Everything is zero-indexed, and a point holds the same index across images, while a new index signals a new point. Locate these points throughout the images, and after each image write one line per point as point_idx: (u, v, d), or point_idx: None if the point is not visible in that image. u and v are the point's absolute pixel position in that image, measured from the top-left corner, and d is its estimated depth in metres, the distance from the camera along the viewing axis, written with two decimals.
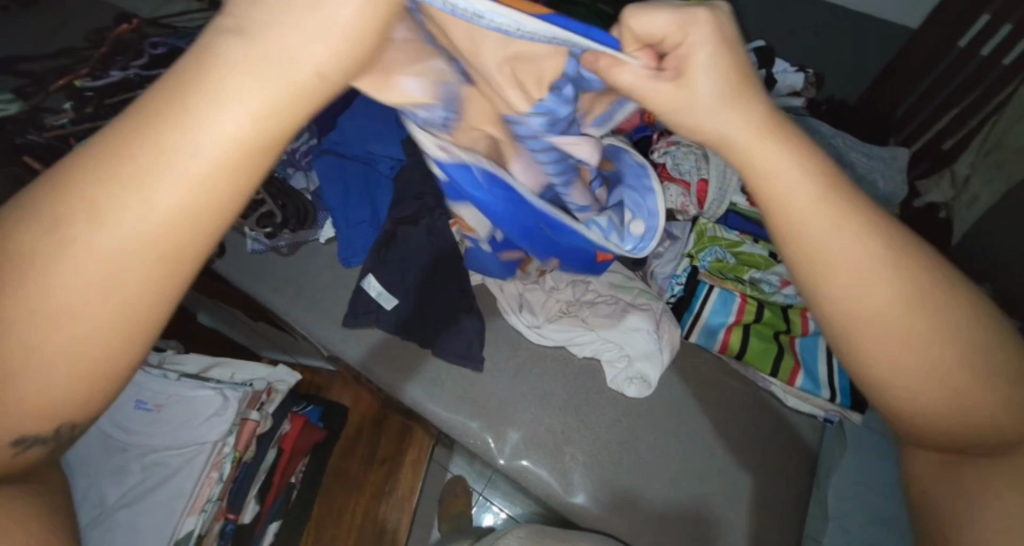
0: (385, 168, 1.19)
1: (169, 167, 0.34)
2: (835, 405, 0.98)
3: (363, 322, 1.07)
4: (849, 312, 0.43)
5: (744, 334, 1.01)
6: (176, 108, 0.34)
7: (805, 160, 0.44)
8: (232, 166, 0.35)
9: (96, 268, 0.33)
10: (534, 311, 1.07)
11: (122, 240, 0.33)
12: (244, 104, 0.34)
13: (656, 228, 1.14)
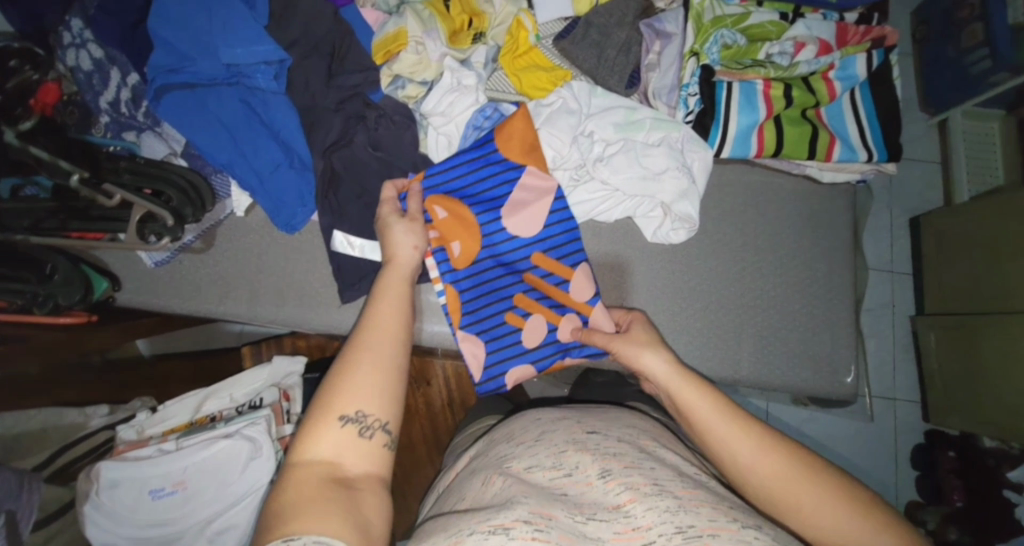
0: (266, 79, 0.82)
1: (354, 388, 0.57)
2: (872, 164, 0.92)
3: (358, 291, 0.86)
4: (755, 472, 0.56)
5: (775, 127, 0.89)
6: (320, 425, 0.55)
7: (754, 437, 0.57)
8: (391, 370, 0.59)
9: (363, 392, 0.57)
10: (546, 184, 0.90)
11: (374, 372, 0.58)
12: (370, 383, 0.57)
13: (640, 29, 0.94)
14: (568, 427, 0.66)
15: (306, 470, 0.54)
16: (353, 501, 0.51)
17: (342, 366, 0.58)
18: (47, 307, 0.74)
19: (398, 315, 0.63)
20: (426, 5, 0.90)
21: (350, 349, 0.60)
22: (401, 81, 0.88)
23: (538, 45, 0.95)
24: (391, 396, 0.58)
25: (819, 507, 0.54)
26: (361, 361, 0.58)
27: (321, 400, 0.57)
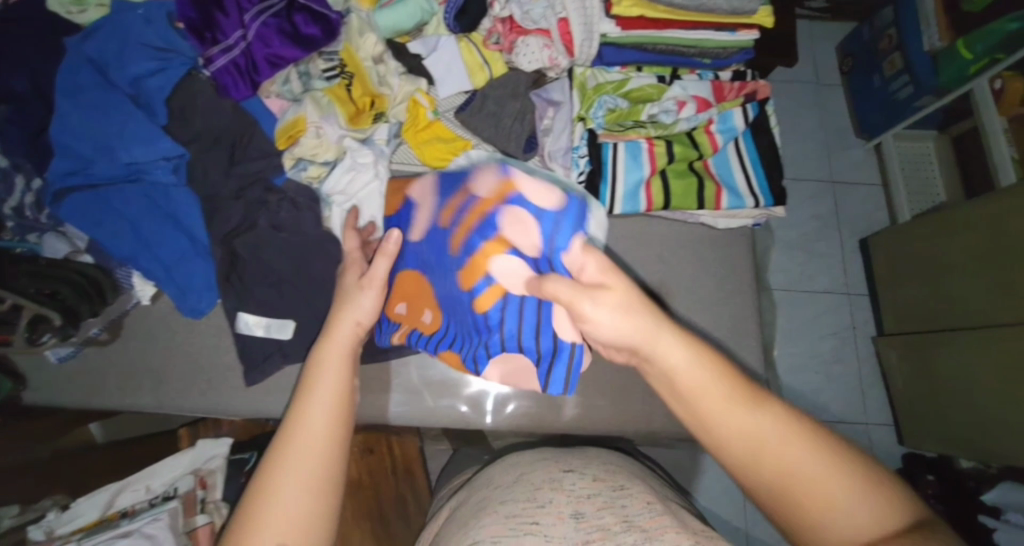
0: (165, 174, 0.85)
1: (277, 508, 0.55)
2: (760, 209, 0.95)
3: (263, 372, 0.86)
4: (773, 470, 0.50)
5: (662, 181, 0.93)
6: None
7: (771, 417, 0.51)
8: (314, 484, 0.57)
9: (290, 512, 0.56)
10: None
11: (299, 492, 0.57)
12: (293, 504, 0.56)
13: (532, 100, 1.00)
14: (546, 466, 0.73)
15: None
16: None
17: (268, 485, 0.57)
18: None
19: (332, 410, 0.62)
20: (326, 92, 0.95)
21: (276, 463, 0.58)
22: (303, 163, 0.92)
23: (437, 119, 1.01)
24: (319, 514, 0.57)
25: (813, 472, 0.49)
26: (285, 480, 0.57)
27: (246, 515, 0.56)
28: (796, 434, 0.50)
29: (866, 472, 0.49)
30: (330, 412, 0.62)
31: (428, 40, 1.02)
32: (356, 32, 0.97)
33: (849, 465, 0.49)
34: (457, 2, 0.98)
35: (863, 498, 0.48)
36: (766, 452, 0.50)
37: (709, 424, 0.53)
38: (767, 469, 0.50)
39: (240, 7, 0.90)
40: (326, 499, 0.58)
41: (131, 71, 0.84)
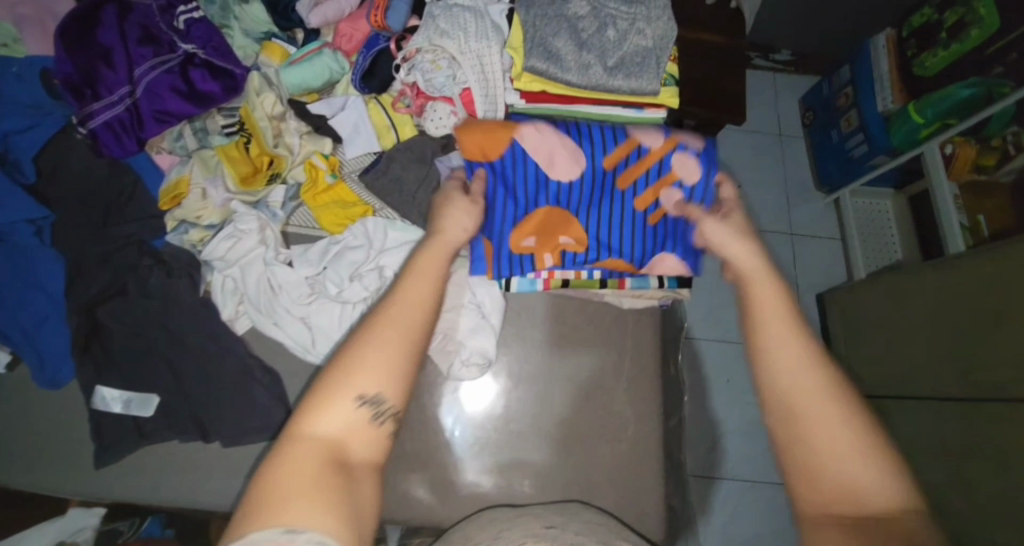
0: (25, 237, 0.81)
1: (320, 415, 0.56)
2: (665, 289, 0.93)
3: (118, 451, 0.81)
4: (822, 458, 0.49)
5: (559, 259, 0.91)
6: (275, 460, 0.53)
7: (838, 402, 0.51)
8: (398, 367, 0.59)
9: (332, 416, 0.56)
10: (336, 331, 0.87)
11: (383, 351, 0.59)
12: (342, 406, 0.57)
13: (436, 167, 0.97)
14: (526, 523, 0.73)
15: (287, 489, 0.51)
16: (342, 497, 0.52)
17: (359, 343, 0.59)
18: None
19: (430, 293, 0.65)
20: (217, 152, 0.91)
21: (342, 360, 0.58)
22: (186, 226, 0.88)
23: (339, 182, 0.97)
24: (366, 429, 0.57)
25: (830, 438, 0.50)
26: (374, 341, 0.59)
27: (334, 375, 0.58)
28: (863, 426, 0.50)
29: (888, 447, 0.50)
30: (385, 347, 0.59)
31: (334, 100, 0.99)
32: (255, 90, 0.93)
33: (880, 435, 0.50)
34: (363, 65, 0.97)
35: (886, 469, 0.49)
36: (820, 412, 0.51)
37: (766, 367, 0.54)
38: (800, 459, 0.50)
39: (131, 61, 0.89)
40: (371, 428, 0.57)
41: (1, 130, 0.82)
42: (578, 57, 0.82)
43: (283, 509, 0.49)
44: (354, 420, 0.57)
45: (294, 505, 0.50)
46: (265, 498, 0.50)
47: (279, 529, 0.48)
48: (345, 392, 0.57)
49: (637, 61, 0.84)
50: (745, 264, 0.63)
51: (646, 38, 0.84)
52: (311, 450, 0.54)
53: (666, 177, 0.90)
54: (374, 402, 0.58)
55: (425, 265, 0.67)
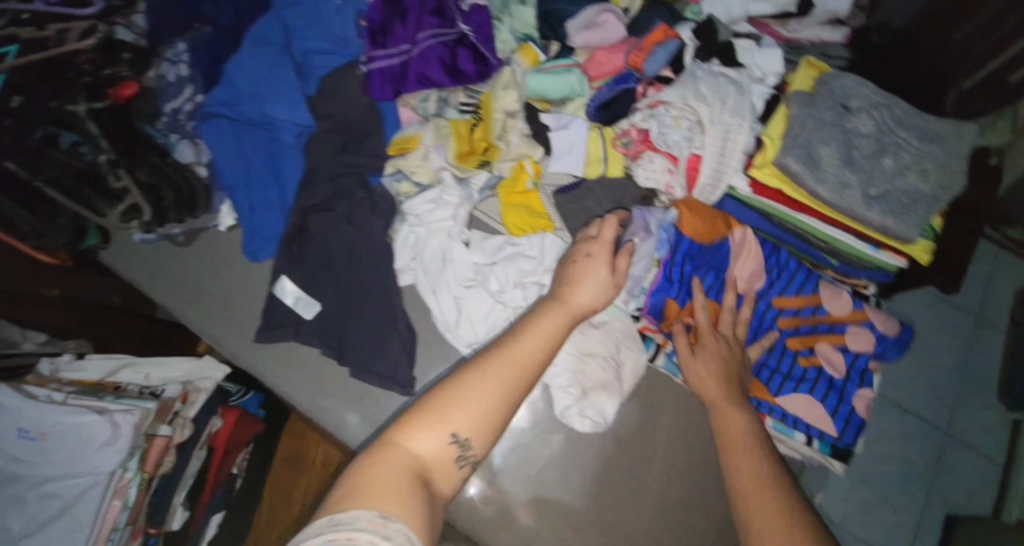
0: (289, 135, 0.95)
1: (422, 438, 0.66)
2: (813, 451, 0.81)
3: (271, 334, 0.92)
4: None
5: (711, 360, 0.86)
6: (379, 449, 0.64)
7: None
8: (495, 409, 0.68)
9: (440, 431, 0.66)
10: (480, 324, 0.91)
11: (496, 389, 0.69)
12: (426, 429, 0.66)
13: (634, 214, 0.96)
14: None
15: (387, 468, 0.62)
16: (423, 506, 0.60)
17: (450, 384, 0.69)
18: (37, 241, 0.90)
19: (535, 350, 0.73)
20: (450, 124, 1.00)
21: (440, 393, 0.69)
22: (401, 176, 0.98)
23: (536, 190, 1.01)
24: (445, 463, 0.66)
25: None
26: (465, 397, 0.68)
27: (427, 411, 0.67)
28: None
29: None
30: (493, 391, 0.69)
31: (562, 116, 1.02)
32: (502, 84, 1.01)
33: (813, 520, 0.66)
34: (605, 96, 0.98)
35: None
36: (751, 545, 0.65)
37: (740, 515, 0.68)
38: None
39: (419, 24, 0.99)
40: (449, 458, 0.66)
41: (308, 45, 0.96)
42: (839, 174, 0.76)
43: (372, 497, 0.57)
44: (448, 440, 0.66)
45: (390, 498, 0.58)
46: (369, 479, 0.60)
47: (373, 514, 0.55)
48: (453, 412, 0.67)
49: (903, 201, 0.76)
50: (711, 390, 0.79)
51: (925, 183, 0.75)
52: (414, 458, 0.64)
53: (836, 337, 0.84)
54: (449, 447, 0.66)
55: (542, 324, 0.77)
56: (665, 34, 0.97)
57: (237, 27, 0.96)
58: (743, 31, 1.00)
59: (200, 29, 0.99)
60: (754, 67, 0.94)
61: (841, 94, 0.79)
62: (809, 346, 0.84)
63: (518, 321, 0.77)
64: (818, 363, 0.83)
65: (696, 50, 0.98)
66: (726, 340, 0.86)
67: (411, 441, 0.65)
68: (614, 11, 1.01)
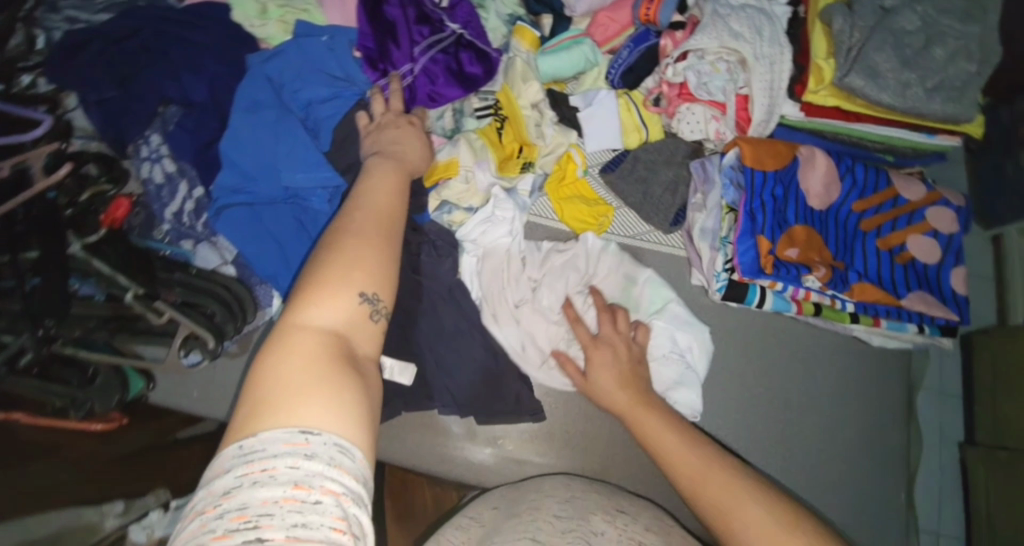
0: (320, 202, 0.85)
1: (317, 315, 0.49)
2: (923, 336, 0.86)
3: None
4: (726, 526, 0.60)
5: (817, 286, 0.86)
6: (272, 350, 0.47)
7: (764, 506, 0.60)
8: (390, 274, 0.55)
9: (319, 311, 0.50)
10: (540, 344, 0.90)
11: (371, 262, 0.54)
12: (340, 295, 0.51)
13: (692, 169, 0.95)
14: (598, 500, 0.74)
15: (300, 349, 0.47)
16: (359, 381, 0.48)
17: (322, 261, 0.53)
18: (83, 410, 0.77)
19: (398, 205, 0.62)
20: (479, 135, 0.92)
21: (305, 288, 0.51)
22: (448, 206, 0.91)
23: (585, 176, 0.97)
24: (376, 336, 0.53)
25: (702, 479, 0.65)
26: (345, 281, 0.52)
27: (309, 280, 0.51)
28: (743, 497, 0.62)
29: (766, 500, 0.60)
30: (365, 256, 0.53)
31: (587, 94, 0.97)
32: (520, 77, 0.93)
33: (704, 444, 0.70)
34: (627, 59, 0.94)
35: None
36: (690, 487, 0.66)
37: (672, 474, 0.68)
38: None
39: (411, 39, 0.89)
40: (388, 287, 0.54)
41: (305, 96, 0.85)
42: (898, 75, 0.78)
43: (304, 399, 0.44)
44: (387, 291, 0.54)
45: (310, 393, 0.44)
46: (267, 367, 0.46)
47: (292, 430, 0.42)
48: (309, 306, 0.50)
49: (958, 85, 0.79)
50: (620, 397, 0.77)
51: (971, 62, 0.79)
52: (320, 336, 0.49)
53: (917, 226, 0.88)
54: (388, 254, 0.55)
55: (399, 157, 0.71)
56: None
57: (218, 101, 0.85)
58: None
59: (167, 113, 0.86)
60: None
61: None
62: (899, 243, 0.88)
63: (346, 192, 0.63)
64: (912, 256, 0.87)
65: None
66: (826, 270, 0.85)
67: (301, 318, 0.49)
68: None
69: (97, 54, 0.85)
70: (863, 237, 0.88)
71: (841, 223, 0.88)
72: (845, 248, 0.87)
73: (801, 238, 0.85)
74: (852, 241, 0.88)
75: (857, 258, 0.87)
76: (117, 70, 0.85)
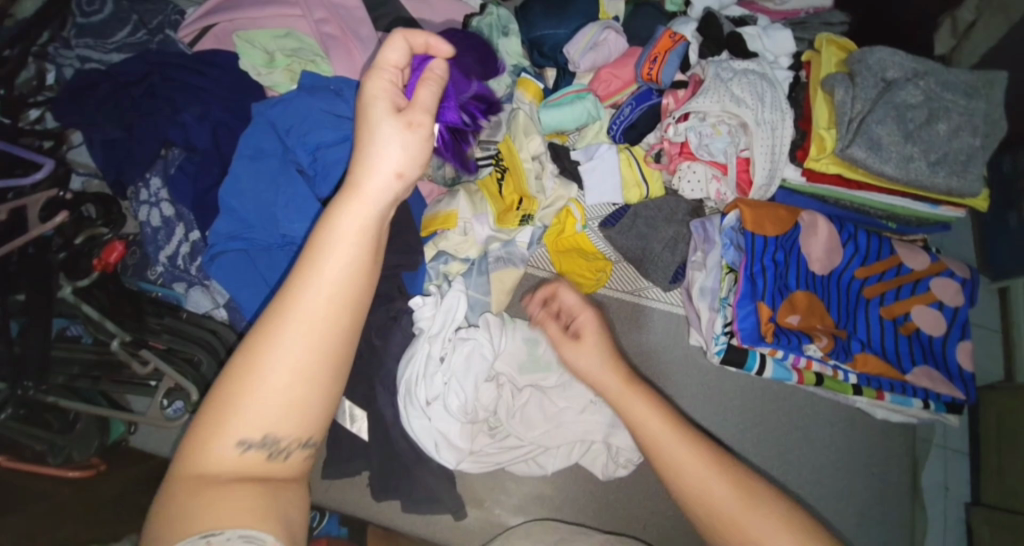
0: None
1: (223, 440, 0.39)
2: (930, 412, 0.83)
3: (347, 468, 0.82)
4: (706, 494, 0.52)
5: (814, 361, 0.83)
6: (178, 467, 0.40)
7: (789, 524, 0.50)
8: (314, 383, 0.40)
9: (227, 438, 0.39)
10: (455, 444, 0.80)
11: (294, 376, 0.39)
12: (251, 415, 0.39)
13: (691, 228, 0.94)
14: (588, 545, 0.71)
15: (196, 486, 0.38)
16: (276, 510, 0.40)
17: (236, 371, 0.39)
18: (61, 456, 0.76)
19: (332, 303, 0.40)
20: (479, 186, 0.93)
21: (215, 398, 0.40)
22: (444, 256, 0.90)
23: (584, 230, 0.96)
24: (301, 460, 0.43)
25: (698, 471, 0.52)
26: (261, 398, 0.39)
27: (216, 394, 0.40)
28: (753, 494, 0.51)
29: (774, 507, 0.51)
30: (290, 364, 0.39)
31: (589, 147, 0.98)
32: (522, 130, 0.94)
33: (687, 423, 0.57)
34: (629, 116, 0.95)
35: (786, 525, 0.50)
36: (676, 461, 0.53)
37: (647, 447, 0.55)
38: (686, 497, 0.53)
39: None
40: (315, 409, 0.41)
41: (312, 141, 0.83)
42: (902, 148, 0.77)
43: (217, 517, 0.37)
44: (308, 414, 0.40)
45: (215, 511, 0.38)
46: (184, 466, 0.39)
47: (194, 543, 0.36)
48: (241, 403, 0.39)
49: (962, 159, 0.78)
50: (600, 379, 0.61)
51: (975, 137, 0.78)
52: (228, 469, 0.39)
53: (922, 297, 0.86)
54: (321, 375, 0.40)
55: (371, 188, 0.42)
56: (671, 38, 0.93)
57: (221, 147, 0.86)
58: (737, 15, 0.99)
59: (170, 156, 0.86)
60: (767, 53, 0.93)
61: (878, 68, 0.80)
62: (902, 313, 0.86)
63: (293, 262, 0.41)
64: (916, 327, 0.85)
65: (701, 47, 0.96)
66: (828, 339, 0.82)
67: (206, 448, 0.39)
68: (612, 26, 0.97)
69: (102, 95, 0.87)
70: (865, 307, 0.86)
71: (843, 292, 0.87)
72: (847, 318, 0.85)
73: (795, 310, 0.84)
74: (854, 311, 0.86)
75: (859, 329, 0.85)
76: (124, 113, 0.86)
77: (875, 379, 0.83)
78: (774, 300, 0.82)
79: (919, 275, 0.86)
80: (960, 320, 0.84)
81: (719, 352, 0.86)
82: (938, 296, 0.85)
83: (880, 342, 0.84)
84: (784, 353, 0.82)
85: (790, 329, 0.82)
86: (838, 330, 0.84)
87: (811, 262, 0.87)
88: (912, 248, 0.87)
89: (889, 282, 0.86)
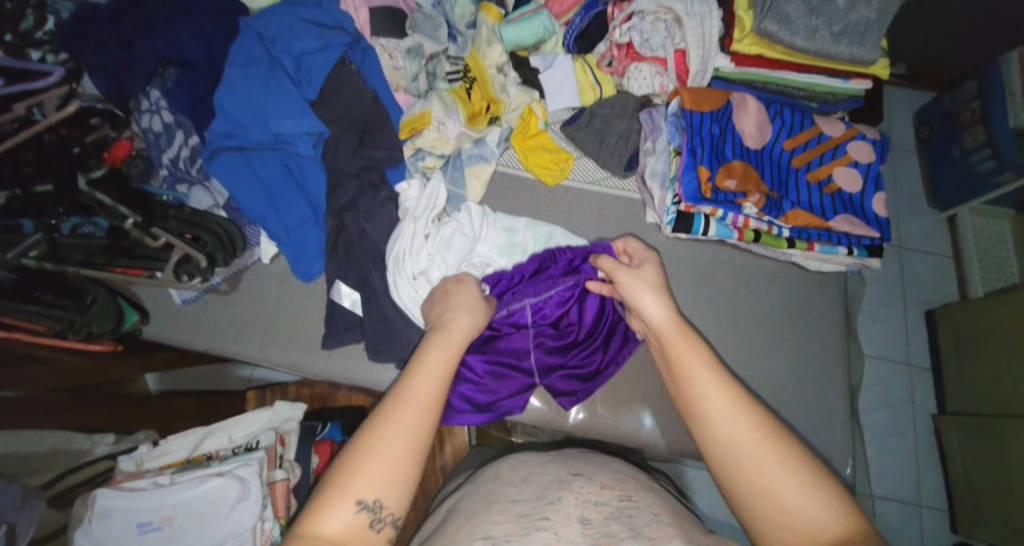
0: (306, 147, 0.94)
1: None
2: (853, 258, 0.97)
3: (346, 338, 0.92)
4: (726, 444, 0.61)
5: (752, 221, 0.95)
6: None
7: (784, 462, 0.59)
8: None
9: None
10: None
11: None
12: None
13: (640, 119, 1.06)
14: (554, 467, 0.67)
15: None
16: None
17: None
18: (82, 333, 0.83)
19: None
20: (450, 93, 1.02)
21: None
22: (422, 154, 1.01)
23: (546, 130, 1.07)
24: None
25: (723, 415, 0.62)
26: None
27: None
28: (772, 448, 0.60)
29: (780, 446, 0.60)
30: None
31: (546, 56, 1.06)
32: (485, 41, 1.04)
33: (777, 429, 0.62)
34: (580, 26, 1.05)
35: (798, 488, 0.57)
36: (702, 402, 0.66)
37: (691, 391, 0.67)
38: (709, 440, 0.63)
39: None
40: None
41: (295, 48, 0.94)
42: (807, 22, 0.91)
43: None
44: None
45: None
46: None
47: None
48: None
49: (860, 30, 0.92)
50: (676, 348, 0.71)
51: (870, 11, 0.92)
52: None
53: (841, 160, 0.98)
54: None
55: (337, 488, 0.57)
56: None
57: (213, 62, 0.95)
58: None
59: (166, 74, 0.95)
60: None
61: None
62: (826, 176, 0.98)
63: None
64: (839, 187, 0.97)
65: None
66: (760, 197, 0.94)
67: None
68: None
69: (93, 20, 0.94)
70: (797, 172, 0.98)
71: (777, 160, 0.98)
72: (781, 181, 0.97)
73: (734, 177, 0.94)
74: (786, 175, 0.97)
75: (792, 190, 0.97)
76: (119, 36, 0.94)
77: (805, 231, 0.95)
78: (712, 167, 0.94)
79: (838, 141, 0.99)
80: (874, 176, 0.98)
81: (671, 220, 0.97)
82: (856, 157, 0.98)
83: (809, 200, 0.96)
84: (723, 213, 0.95)
85: (729, 193, 0.94)
86: (773, 191, 0.95)
87: (745, 136, 0.98)
88: (830, 120, 1.01)
89: (816, 149, 0.99)
